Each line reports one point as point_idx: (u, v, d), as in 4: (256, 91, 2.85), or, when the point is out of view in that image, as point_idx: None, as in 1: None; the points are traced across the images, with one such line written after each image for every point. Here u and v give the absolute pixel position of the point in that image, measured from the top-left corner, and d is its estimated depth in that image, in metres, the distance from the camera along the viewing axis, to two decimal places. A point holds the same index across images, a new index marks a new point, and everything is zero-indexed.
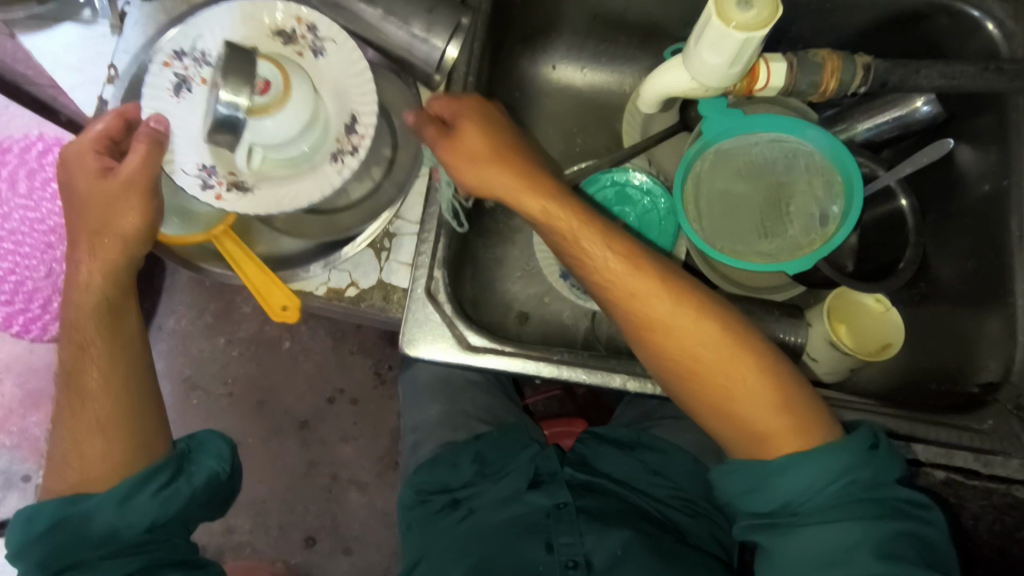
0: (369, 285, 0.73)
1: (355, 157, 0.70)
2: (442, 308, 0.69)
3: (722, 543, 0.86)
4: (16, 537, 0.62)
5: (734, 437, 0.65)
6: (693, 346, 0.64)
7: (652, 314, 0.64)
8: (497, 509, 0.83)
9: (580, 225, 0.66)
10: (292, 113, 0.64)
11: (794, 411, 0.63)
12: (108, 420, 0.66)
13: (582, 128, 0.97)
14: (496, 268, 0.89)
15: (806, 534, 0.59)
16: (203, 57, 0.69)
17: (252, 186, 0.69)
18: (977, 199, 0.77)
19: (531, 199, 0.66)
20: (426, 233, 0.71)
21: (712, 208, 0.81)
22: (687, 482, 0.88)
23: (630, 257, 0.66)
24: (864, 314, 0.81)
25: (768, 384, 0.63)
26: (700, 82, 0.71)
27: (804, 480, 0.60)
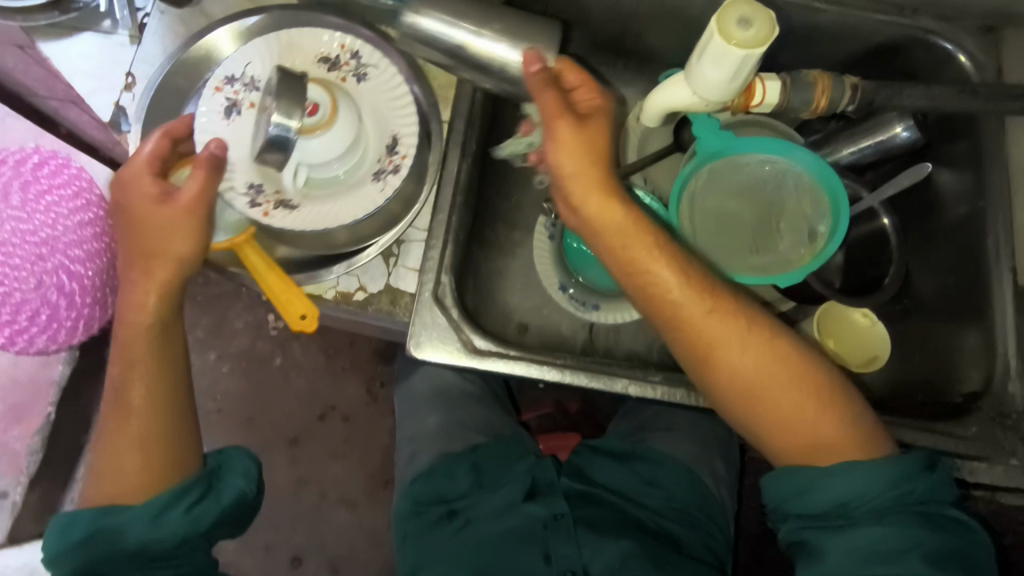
0: (376, 290, 0.74)
1: (398, 175, 0.73)
2: (449, 310, 0.70)
3: (716, 555, 0.87)
4: (56, 542, 0.64)
5: (788, 452, 0.66)
6: (741, 370, 0.65)
7: (699, 331, 0.66)
8: (494, 520, 0.83)
9: (645, 251, 0.66)
10: (336, 135, 0.68)
11: (840, 416, 0.65)
12: (142, 431, 0.66)
13: None
14: (496, 280, 0.91)
15: (863, 535, 0.61)
16: (252, 82, 0.73)
17: (297, 204, 0.72)
18: (955, 220, 0.81)
19: (622, 211, 0.67)
20: (434, 240, 0.73)
21: (706, 225, 0.85)
22: (683, 493, 0.89)
23: (692, 277, 0.67)
24: (852, 332, 0.84)
25: (816, 402, 0.65)
26: (702, 96, 0.76)
27: (857, 487, 0.62)
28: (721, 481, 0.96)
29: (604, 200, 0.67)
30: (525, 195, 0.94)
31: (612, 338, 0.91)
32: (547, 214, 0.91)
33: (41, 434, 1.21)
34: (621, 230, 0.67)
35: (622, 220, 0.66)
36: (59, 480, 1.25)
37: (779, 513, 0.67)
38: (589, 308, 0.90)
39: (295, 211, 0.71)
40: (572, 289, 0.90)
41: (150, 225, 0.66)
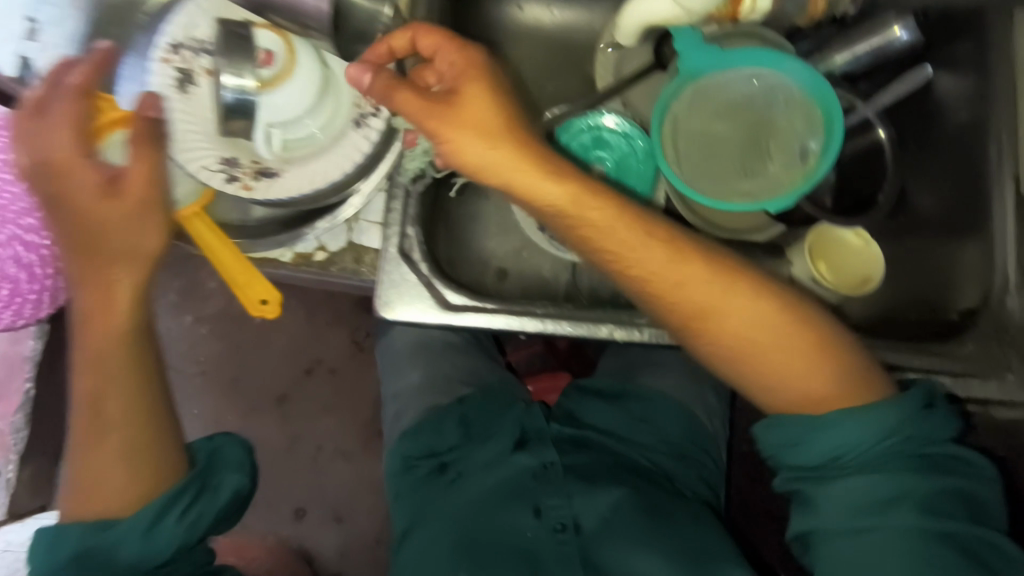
0: (339, 248, 0.65)
1: (380, 118, 0.63)
2: (417, 266, 0.63)
3: (710, 484, 0.88)
4: (41, 560, 0.59)
5: (767, 396, 0.64)
6: (720, 316, 0.61)
7: (673, 284, 0.61)
8: (483, 474, 0.82)
9: (586, 206, 0.59)
10: (299, 85, 0.57)
11: (832, 376, 0.62)
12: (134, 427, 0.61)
13: (551, 75, 0.92)
14: (470, 225, 0.86)
15: (859, 486, 0.60)
16: (200, 44, 0.62)
17: (278, 171, 0.61)
18: (955, 128, 0.76)
19: (557, 188, 0.59)
20: (395, 188, 0.62)
21: (690, 150, 0.80)
22: (675, 428, 0.88)
23: (653, 238, 0.61)
24: (846, 251, 0.80)
25: (806, 347, 0.62)
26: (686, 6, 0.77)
27: (852, 436, 0.61)
28: (713, 412, 0.95)
29: (536, 188, 0.58)
30: None
31: (596, 276, 0.86)
32: None
33: (24, 413, 1.13)
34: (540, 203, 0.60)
35: (552, 199, 0.59)
36: (48, 455, 1.22)
37: (772, 463, 0.66)
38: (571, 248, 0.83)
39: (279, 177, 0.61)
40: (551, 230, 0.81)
41: (98, 221, 0.57)
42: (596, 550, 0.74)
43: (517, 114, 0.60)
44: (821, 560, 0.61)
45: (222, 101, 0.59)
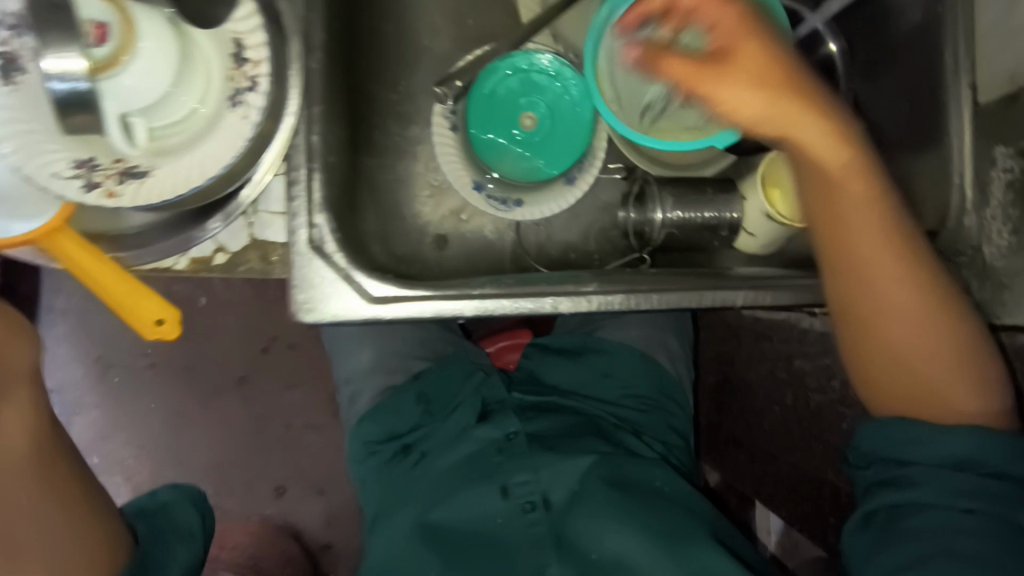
0: (240, 247, 0.56)
1: (259, 93, 0.52)
2: (333, 256, 0.55)
3: (679, 432, 0.88)
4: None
5: (857, 312, 0.58)
6: (855, 219, 0.55)
7: (842, 181, 0.54)
8: (451, 449, 0.79)
9: (822, 140, 0.52)
10: (154, 60, 0.47)
11: (977, 389, 0.57)
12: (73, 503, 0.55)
13: (472, 8, 0.81)
14: (400, 190, 0.78)
15: (975, 482, 0.53)
16: (17, 22, 0.48)
17: (147, 168, 0.51)
18: (911, 28, 0.66)
19: (834, 147, 0.53)
20: (293, 172, 0.54)
21: (632, 84, 0.73)
22: (639, 378, 0.88)
23: (869, 175, 0.54)
24: None
25: (943, 336, 0.57)
26: None
27: (976, 435, 0.55)
28: (676, 355, 0.94)
29: (825, 149, 0.53)
30: (415, 78, 0.80)
31: (543, 234, 0.81)
32: (443, 100, 0.76)
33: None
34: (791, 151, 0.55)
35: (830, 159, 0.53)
36: None
37: (867, 434, 0.58)
38: (511, 207, 0.76)
39: (150, 177, 0.51)
40: (489, 186, 0.75)
41: None
42: (569, 525, 0.70)
43: (810, 79, 0.52)
44: (891, 543, 0.54)
45: (51, 94, 0.46)
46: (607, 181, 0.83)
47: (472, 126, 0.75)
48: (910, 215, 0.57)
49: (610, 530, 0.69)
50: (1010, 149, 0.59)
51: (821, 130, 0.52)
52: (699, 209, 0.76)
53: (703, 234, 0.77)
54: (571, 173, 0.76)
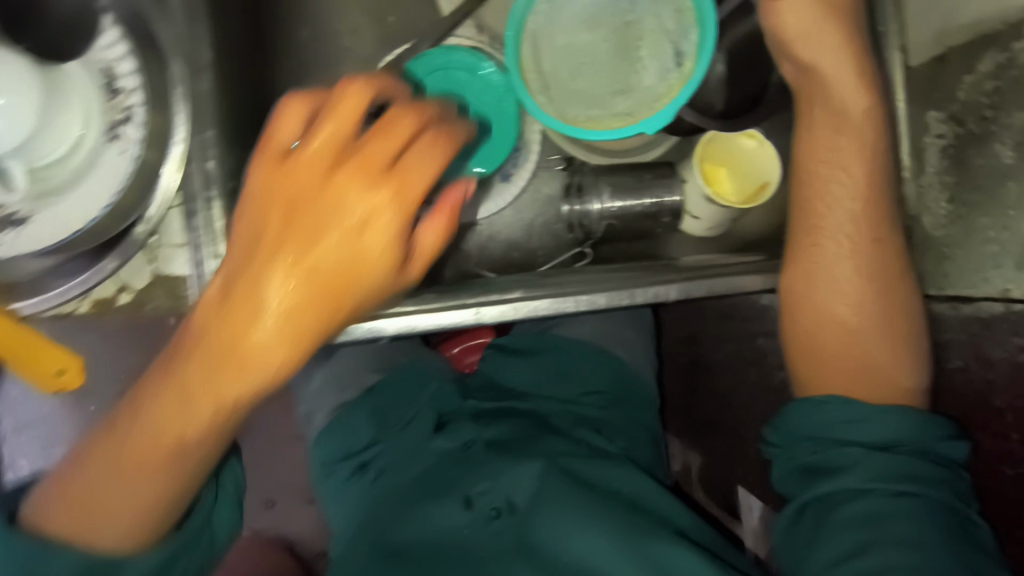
0: (145, 285, 0.52)
1: (137, 124, 0.50)
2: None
3: (645, 426, 0.88)
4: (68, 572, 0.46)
5: (801, 267, 0.58)
6: (843, 158, 0.56)
7: (846, 110, 0.55)
8: (408, 463, 0.78)
9: (847, 76, 0.54)
10: (11, 101, 0.44)
11: (907, 364, 0.56)
12: (151, 461, 0.47)
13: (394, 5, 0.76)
14: None
15: (907, 464, 0.51)
16: None
17: (27, 214, 0.49)
18: None
19: (859, 88, 0.55)
20: (189, 205, 0.51)
21: (558, 71, 0.70)
22: (595, 375, 0.87)
23: (878, 122, 0.56)
24: (739, 155, 0.74)
25: (875, 312, 0.56)
26: None
27: (899, 416, 0.53)
28: (633, 347, 0.93)
29: (866, 86, 0.55)
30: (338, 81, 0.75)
31: (484, 237, 0.79)
32: None
33: None
34: (891, 77, 0.57)
35: (854, 97, 0.55)
36: None
37: (789, 421, 0.56)
38: None
39: (32, 223, 0.49)
40: None
41: None
42: (532, 530, 0.68)
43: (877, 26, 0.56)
44: (828, 532, 0.51)
45: None
46: (547, 174, 0.80)
47: None
48: (897, 184, 0.57)
49: (573, 534, 0.67)
50: (942, 113, 0.56)
51: (845, 66, 0.54)
52: (638, 197, 0.74)
53: (646, 223, 0.75)
54: (506, 169, 0.77)
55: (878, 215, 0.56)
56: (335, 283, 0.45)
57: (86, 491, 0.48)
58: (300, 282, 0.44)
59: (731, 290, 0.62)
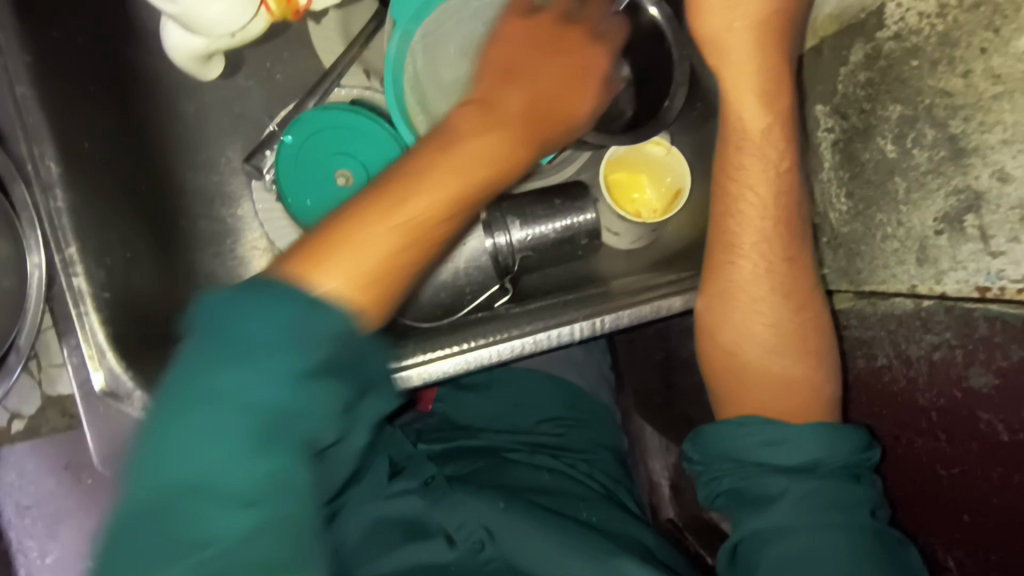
0: None
1: None
2: (128, 408, 0.51)
3: (607, 446, 0.85)
4: (204, 444, 0.33)
5: (714, 286, 0.55)
6: (746, 172, 0.52)
7: (746, 120, 0.52)
8: (358, 510, 0.66)
9: (737, 84, 0.51)
10: None
11: (827, 383, 0.54)
12: (447, 197, 0.46)
13: (278, 59, 0.72)
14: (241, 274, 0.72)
15: (829, 489, 0.48)
16: None
17: None
18: None
19: (757, 95, 0.51)
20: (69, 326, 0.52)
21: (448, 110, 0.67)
22: (549, 400, 0.85)
23: (781, 128, 0.52)
24: (647, 163, 0.73)
25: (794, 326, 0.54)
26: (203, 33, 0.53)
27: (818, 437, 0.50)
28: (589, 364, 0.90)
29: (766, 91, 0.51)
30: (232, 149, 0.72)
31: None
32: (259, 176, 0.70)
33: None
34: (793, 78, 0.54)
35: (756, 105, 0.51)
36: None
37: (710, 453, 0.53)
38: None
39: None
40: None
41: None
42: (519, 557, 0.60)
43: (781, 20, 0.51)
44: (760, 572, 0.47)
45: None
46: None
47: (288, 197, 0.67)
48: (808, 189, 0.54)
49: (558, 566, 0.59)
50: (828, 107, 0.54)
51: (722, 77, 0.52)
52: (549, 222, 0.70)
53: (564, 248, 0.72)
54: None
55: (793, 224, 0.53)
56: (535, 109, 0.52)
57: (326, 238, 0.43)
58: (515, 114, 0.51)
59: (645, 318, 0.60)
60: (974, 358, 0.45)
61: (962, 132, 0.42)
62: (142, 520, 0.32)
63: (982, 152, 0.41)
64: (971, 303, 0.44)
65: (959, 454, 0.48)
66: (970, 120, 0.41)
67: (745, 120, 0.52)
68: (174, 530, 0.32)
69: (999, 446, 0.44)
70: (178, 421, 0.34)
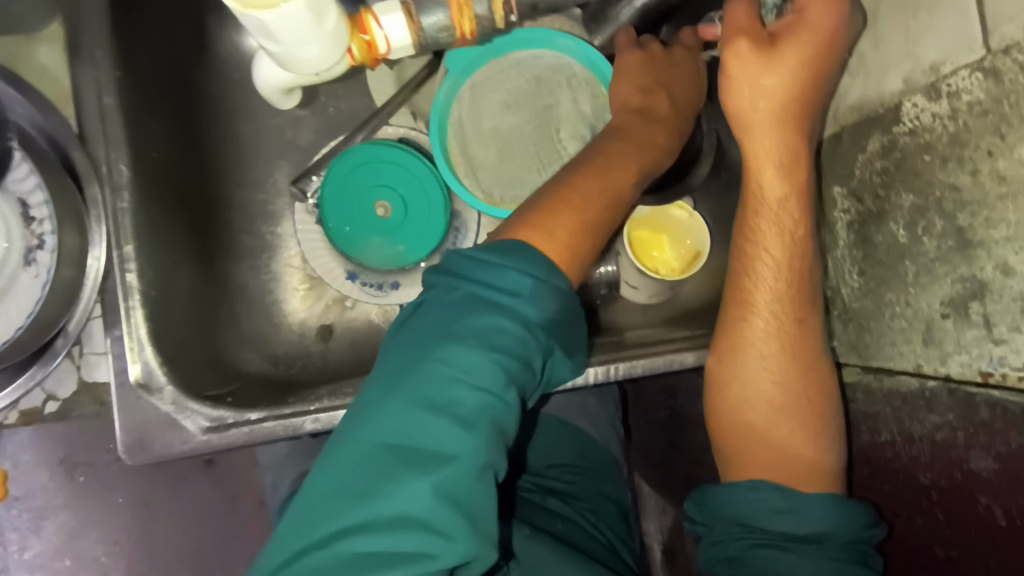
0: (71, 393, 0.56)
1: (48, 251, 0.54)
2: (157, 400, 0.54)
3: (610, 495, 0.85)
4: (502, 359, 0.43)
5: (726, 346, 0.58)
6: (764, 240, 0.56)
7: (767, 191, 0.55)
8: None
9: (760, 160, 0.55)
10: None
11: (827, 446, 0.55)
12: (607, 197, 0.56)
13: (334, 95, 0.77)
14: (273, 288, 0.75)
15: (834, 563, 0.49)
16: None
17: None
18: None
19: (778, 171, 0.55)
20: (113, 316, 0.54)
21: (487, 154, 0.71)
22: (555, 444, 0.85)
23: (800, 203, 0.55)
24: (672, 223, 0.75)
25: (803, 392, 0.56)
26: (294, 72, 0.56)
27: (822, 510, 0.52)
28: (596, 412, 0.91)
29: (787, 169, 0.55)
30: (279, 172, 0.76)
31: None
32: (303, 199, 0.75)
33: None
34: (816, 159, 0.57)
35: (775, 180, 0.55)
36: None
37: (720, 517, 0.54)
38: (388, 289, 0.75)
39: None
40: (362, 275, 0.74)
41: None
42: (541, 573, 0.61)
43: (808, 105, 0.55)
44: None
45: None
46: None
47: (329, 221, 0.71)
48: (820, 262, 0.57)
49: None
50: (844, 189, 0.57)
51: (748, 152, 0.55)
52: None
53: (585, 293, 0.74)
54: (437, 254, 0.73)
55: (805, 294, 0.56)
56: (678, 105, 0.66)
57: (561, 202, 0.53)
58: (646, 122, 0.63)
59: (658, 370, 0.62)
60: (975, 442, 0.46)
61: (968, 225, 0.45)
62: (377, 445, 0.40)
63: (987, 246, 0.44)
64: (972, 387, 0.46)
65: (958, 535, 0.48)
66: (976, 216, 0.44)
67: (762, 190, 0.56)
68: (405, 454, 0.40)
69: (997, 530, 0.45)
70: (406, 370, 0.42)
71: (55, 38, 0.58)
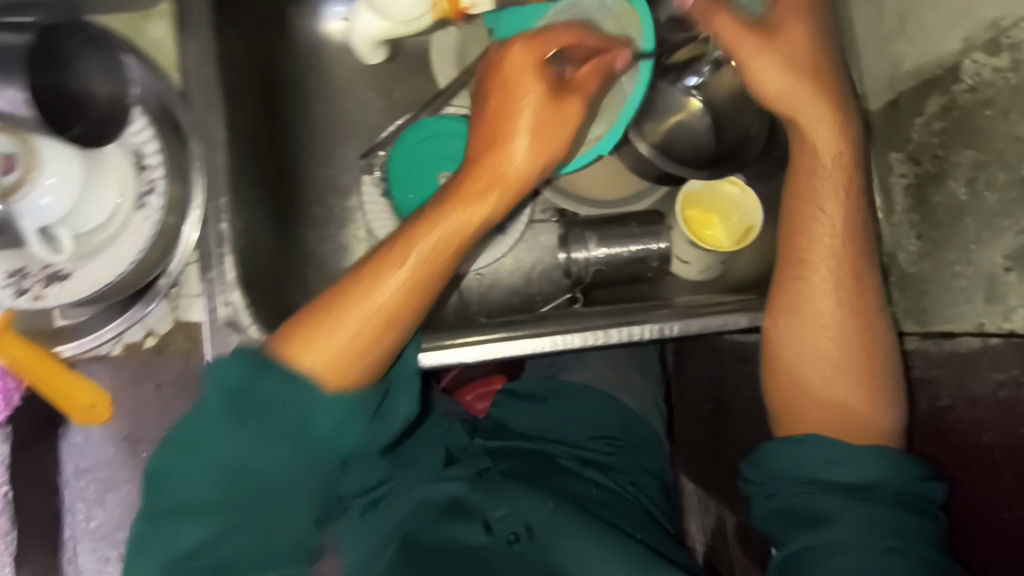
0: (167, 329, 0.61)
1: (157, 195, 0.60)
2: (244, 338, 0.59)
3: (653, 473, 0.86)
4: (219, 464, 0.50)
5: (776, 306, 0.59)
6: (817, 198, 0.57)
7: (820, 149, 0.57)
8: (421, 491, 0.71)
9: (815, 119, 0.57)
10: (58, 182, 0.54)
11: (885, 403, 0.56)
12: (401, 304, 0.55)
13: (400, 79, 0.82)
14: (340, 257, 0.79)
15: (886, 514, 0.50)
16: None
17: (70, 271, 0.58)
18: None
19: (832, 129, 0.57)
20: (205, 261, 0.59)
21: None
22: (602, 420, 0.87)
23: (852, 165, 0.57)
24: (719, 199, 0.76)
25: (855, 349, 0.57)
26: (386, 16, 0.68)
27: (872, 465, 0.52)
28: (642, 393, 0.92)
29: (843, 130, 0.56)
30: (347, 150, 0.81)
31: (485, 285, 0.83)
32: (370, 172, 0.79)
33: None
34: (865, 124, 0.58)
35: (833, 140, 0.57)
36: None
37: (770, 470, 0.55)
38: None
39: (71, 279, 0.58)
40: None
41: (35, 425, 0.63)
42: (554, 553, 0.65)
43: None
44: None
45: None
46: (543, 226, 0.84)
47: (394, 190, 0.76)
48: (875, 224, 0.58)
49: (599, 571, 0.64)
50: (902, 154, 0.58)
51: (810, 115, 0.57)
52: (625, 244, 0.77)
53: (635, 266, 0.78)
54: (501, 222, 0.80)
55: (859, 253, 0.57)
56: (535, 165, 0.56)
57: (325, 323, 0.54)
58: (487, 195, 0.56)
59: (711, 329, 0.64)
60: None
61: None
62: (150, 534, 0.50)
63: None
64: None
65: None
66: None
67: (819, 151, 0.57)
68: (145, 548, 0.50)
69: None
70: (191, 457, 0.50)
71: (164, 14, 0.64)
